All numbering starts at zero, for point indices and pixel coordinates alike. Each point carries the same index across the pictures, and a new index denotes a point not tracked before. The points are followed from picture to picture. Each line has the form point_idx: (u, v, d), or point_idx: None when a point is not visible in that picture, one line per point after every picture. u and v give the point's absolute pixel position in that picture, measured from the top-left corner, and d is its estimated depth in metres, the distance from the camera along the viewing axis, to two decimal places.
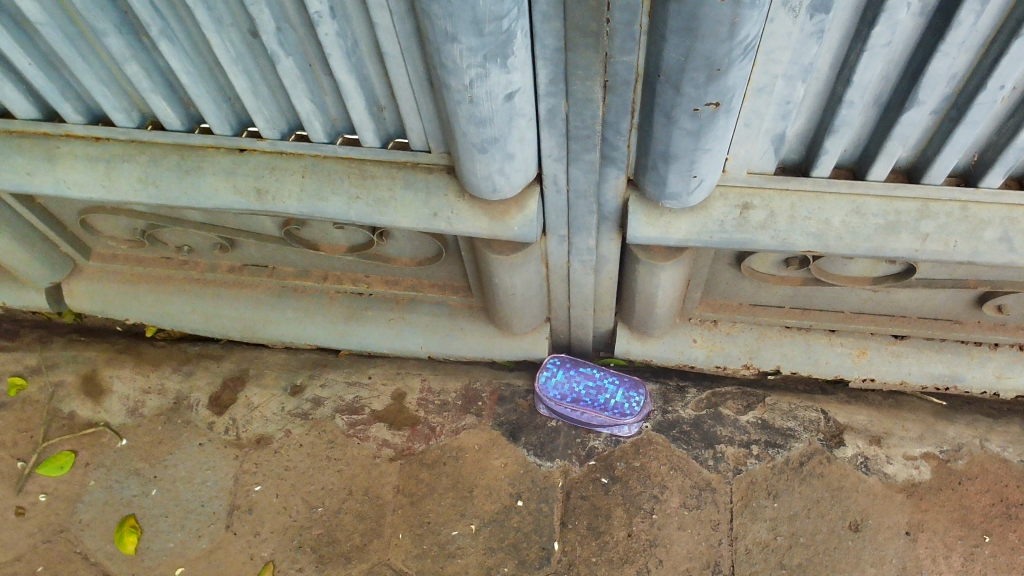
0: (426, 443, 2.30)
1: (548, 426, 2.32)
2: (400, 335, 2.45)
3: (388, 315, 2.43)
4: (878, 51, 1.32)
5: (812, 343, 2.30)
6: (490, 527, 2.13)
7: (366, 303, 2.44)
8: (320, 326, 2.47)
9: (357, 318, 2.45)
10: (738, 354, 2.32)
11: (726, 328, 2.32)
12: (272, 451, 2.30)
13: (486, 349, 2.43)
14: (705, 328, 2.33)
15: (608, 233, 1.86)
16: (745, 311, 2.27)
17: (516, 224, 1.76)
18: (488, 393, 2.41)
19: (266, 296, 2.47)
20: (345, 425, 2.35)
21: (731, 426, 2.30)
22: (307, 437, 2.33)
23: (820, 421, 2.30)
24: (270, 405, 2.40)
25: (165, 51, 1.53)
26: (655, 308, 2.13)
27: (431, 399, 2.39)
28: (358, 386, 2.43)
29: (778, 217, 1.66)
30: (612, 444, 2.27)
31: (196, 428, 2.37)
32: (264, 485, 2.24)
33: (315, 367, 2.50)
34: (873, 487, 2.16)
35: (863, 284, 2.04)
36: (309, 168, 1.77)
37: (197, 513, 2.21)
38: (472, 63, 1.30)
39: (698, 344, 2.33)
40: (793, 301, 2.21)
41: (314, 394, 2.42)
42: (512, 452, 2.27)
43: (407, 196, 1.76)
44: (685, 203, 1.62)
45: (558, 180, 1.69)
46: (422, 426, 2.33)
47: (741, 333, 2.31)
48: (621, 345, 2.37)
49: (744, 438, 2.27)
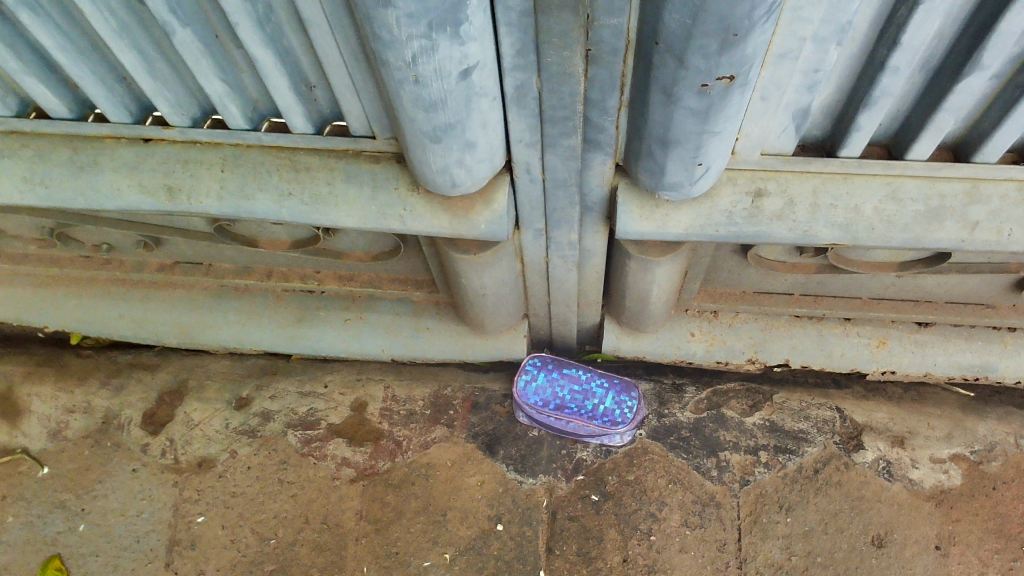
0: (391, 462, 2.03)
1: (529, 436, 2.06)
2: (358, 337, 2.14)
3: (343, 316, 2.12)
4: (938, 4, 1.03)
5: (825, 333, 2.02)
6: (467, 556, 1.88)
7: (318, 301, 2.13)
8: (266, 330, 2.16)
9: (307, 320, 2.13)
10: (741, 348, 2.04)
11: (727, 318, 2.04)
12: (216, 476, 2.03)
13: (457, 352, 2.14)
14: (704, 320, 2.04)
15: (593, 226, 1.57)
16: (750, 300, 1.99)
17: (482, 221, 1.46)
18: (461, 400, 2.13)
19: (203, 296, 2.16)
20: (299, 443, 2.06)
21: (736, 430, 2.03)
22: (255, 457, 2.05)
23: (836, 421, 2.03)
24: (212, 422, 2.10)
25: (29, 24, 1.21)
26: (650, 303, 1.84)
27: (395, 409, 2.11)
28: (313, 397, 2.14)
29: (798, 205, 1.38)
30: (602, 455, 2.01)
31: (128, 451, 2.07)
32: (207, 516, 1.97)
33: (264, 375, 2.21)
34: (897, 495, 1.91)
35: (888, 270, 1.77)
36: (229, 159, 1.45)
37: (132, 551, 1.93)
38: (414, 33, 0.99)
39: (696, 338, 2.05)
40: (804, 287, 1.94)
41: (262, 408, 2.12)
42: (489, 468, 2.01)
43: (350, 191, 1.45)
44: (687, 194, 1.32)
45: (532, 168, 1.39)
46: (387, 440, 2.06)
47: (745, 324, 2.03)
48: (608, 342, 2.08)
49: (751, 443, 2.00)
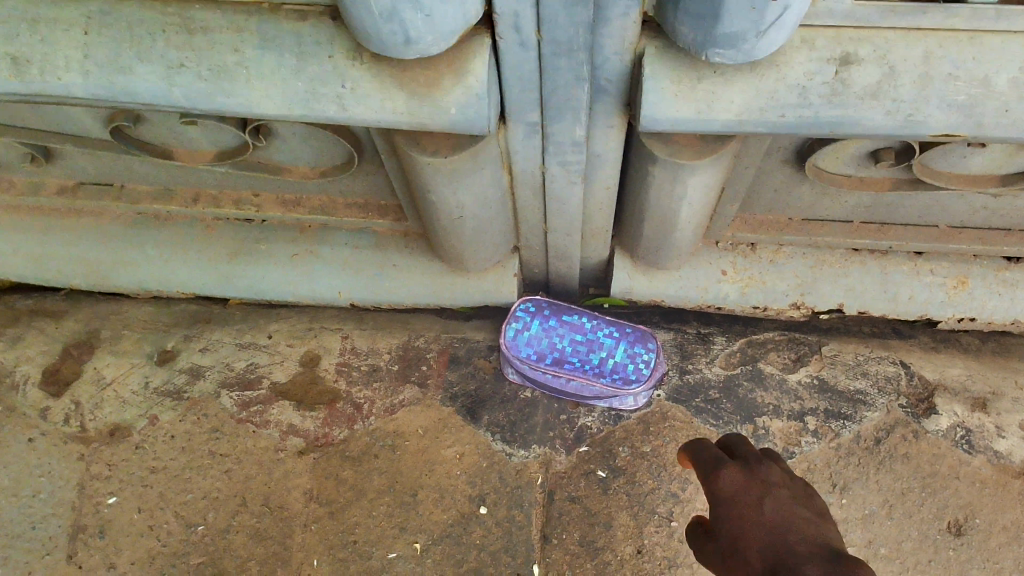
0: (349, 430, 1.63)
1: (521, 398, 1.66)
2: (309, 276, 1.71)
3: (289, 250, 1.70)
4: None
5: (890, 271, 1.63)
6: (442, 546, 1.50)
7: (258, 233, 1.70)
8: (195, 269, 1.74)
9: (245, 256, 1.71)
10: (785, 290, 1.64)
11: (768, 253, 1.64)
12: (131, 447, 1.63)
13: (432, 296, 1.71)
14: (738, 255, 1.64)
15: (607, 118, 1.16)
16: (798, 229, 1.59)
17: (452, 104, 1.04)
18: (436, 354, 1.71)
19: (115, 226, 1.74)
20: (235, 407, 1.66)
21: (778, 391, 1.63)
22: (180, 425, 1.65)
23: (902, 380, 1.63)
24: (128, 381, 1.70)
25: None
26: (675, 230, 1.42)
27: (354, 365, 1.70)
28: (253, 350, 1.73)
29: (901, 76, 0.97)
30: (610, 422, 1.62)
31: (23, 418, 1.67)
32: (119, 497, 1.58)
33: (194, 325, 1.78)
34: (979, 471, 1.53)
35: (984, 187, 1.36)
36: (93, 16, 1.02)
37: (24, 540, 1.54)
38: None
39: (728, 277, 1.64)
40: (868, 213, 1.54)
41: (190, 363, 1.71)
42: (470, 437, 1.61)
43: (266, 61, 1.02)
44: (748, 53, 0.91)
45: (522, 22, 0.98)
46: (344, 404, 1.66)
47: (790, 261, 1.63)
48: (619, 282, 1.67)
49: (797, 407, 1.61)
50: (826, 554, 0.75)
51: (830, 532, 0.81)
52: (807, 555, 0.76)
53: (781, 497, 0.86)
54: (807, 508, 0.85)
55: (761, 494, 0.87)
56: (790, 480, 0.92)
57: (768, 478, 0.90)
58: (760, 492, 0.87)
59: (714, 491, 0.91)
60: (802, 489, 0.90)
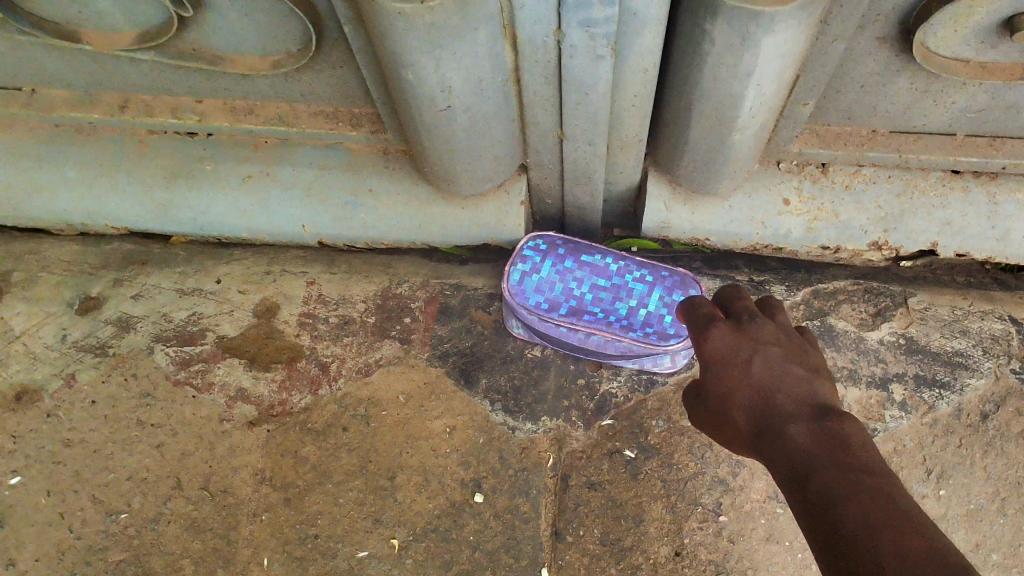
0: (312, 396, 1.31)
1: (527, 359, 1.32)
2: (265, 204, 1.36)
3: (240, 171, 1.35)
4: None
5: (1002, 201, 1.27)
6: (425, 543, 1.20)
7: (203, 149, 1.35)
8: (125, 196, 1.39)
9: (186, 178, 1.37)
10: (863, 226, 1.30)
11: (843, 178, 1.28)
12: (41, 415, 1.31)
13: (416, 233, 1.38)
14: (806, 179, 1.29)
15: None
16: (887, 142, 1.22)
17: None
18: (423, 303, 1.37)
19: (26, 142, 1.39)
20: (172, 366, 1.34)
21: (854, 352, 1.29)
22: (103, 388, 1.33)
23: (1010, 339, 1.30)
24: (42, 333, 1.37)
25: None
26: (735, 133, 1.06)
27: (321, 316, 1.36)
28: (197, 297, 1.39)
29: None
30: (640, 389, 1.28)
31: None
32: (25, 476, 1.28)
33: (127, 267, 1.43)
34: None
35: None
36: None
37: None
38: None
39: (791, 209, 1.29)
40: (983, 121, 1.17)
41: (118, 313, 1.38)
42: (464, 407, 1.29)
43: None
44: None
45: None
46: (307, 364, 1.33)
47: (871, 188, 1.28)
48: (652, 214, 1.32)
49: (878, 373, 1.27)
50: (813, 412, 0.71)
51: (825, 389, 0.75)
52: (797, 419, 0.71)
53: (771, 352, 0.78)
54: (800, 364, 0.77)
55: (750, 354, 0.77)
56: (787, 330, 0.82)
57: (762, 337, 0.79)
58: (752, 354, 0.77)
59: (701, 354, 0.80)
60: (798, 339, 0.81)
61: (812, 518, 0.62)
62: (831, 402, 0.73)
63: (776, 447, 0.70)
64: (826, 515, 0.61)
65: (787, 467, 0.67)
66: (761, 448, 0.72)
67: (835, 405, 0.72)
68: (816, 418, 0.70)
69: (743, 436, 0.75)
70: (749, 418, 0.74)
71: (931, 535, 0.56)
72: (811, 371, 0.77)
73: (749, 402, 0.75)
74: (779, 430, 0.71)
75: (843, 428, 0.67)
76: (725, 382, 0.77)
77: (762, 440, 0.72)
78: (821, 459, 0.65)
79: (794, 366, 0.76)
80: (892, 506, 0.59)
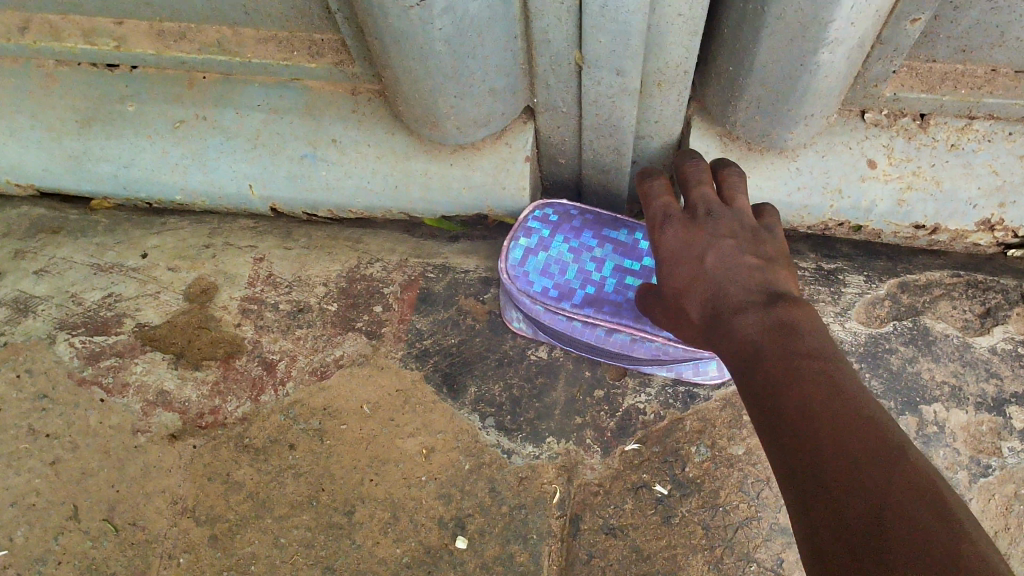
0: (251, 403, 1.01)
1: (530, 362, 1.02)
2: (201, 157, 1.09)
3: (171, 114, 1.08)
4: None
5: None
6: None
7: (123, 86, 1.09)
8: (30, 144, 1.13)
9: (103, 121, 1.10)
10: (970, 198, 0.99)
11: (948, 136, 0.98)
12: None
13: (392, 199, 1.09)
14: (898, 135, 0.98)
15: None
16: (1011, 87, 0.92)
17: None
18: (400, 288, 1.08)
19: None
20: (77, 361, 1.05)
21: (958, 363, 0.99)
22: None
23: None
24: None
25: None
26: (821, 48, 0.76)
27: (269, 302, 1.07)
28: (115, 274, 1.10)
29: None
30: (677, 404, 0.99)
31: None
32: None
33: (33, 235, 1.15)
34: None
35: None
36: None
37: None
38: None
39: (877, 174, 1.00)
40: None
41: (17, 293, 1.10)
42: (447, 422, 0.99)
43: None
44: None
45: None
46: (249, 362, 1.04)
47: (984, 150, 0.98)
48: None
49: (990, 392, 0.97)
50: (762, 300, 0.70)
51: (778, 279, 0.74)
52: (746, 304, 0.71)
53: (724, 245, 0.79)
54: (753, 254, 0.77)
55: (702, 248, 0.78)
56: (740, 216, 0.82)
57: (714, 232, 0.80)
58: (704, 249, 0.78)
59: (656, 250, 0.83)
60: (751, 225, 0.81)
61: (756, 398, 0.62)
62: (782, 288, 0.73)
63: (725, 334, 0.70)
64: (802, 453, 0.54)
65: (733, 351, 0.68)
66: (716, 338, 0.72)
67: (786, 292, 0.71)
68: (780, 331, 0.65)
69: (698, 330, 0.76)
70: (701, 309, 0.75)
71: (904, 475, 0.49)
72: (764, 260, 0.76)
73: (703, 296, 0.76)
74: (731, 322, 0.70)
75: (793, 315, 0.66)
76: (678, 276, 0.79)
77: (716, 332, 0.72)
78: (771, 350, 0.64)
79: (745, 257, 0.76)
80: (881, 461, 0.50)
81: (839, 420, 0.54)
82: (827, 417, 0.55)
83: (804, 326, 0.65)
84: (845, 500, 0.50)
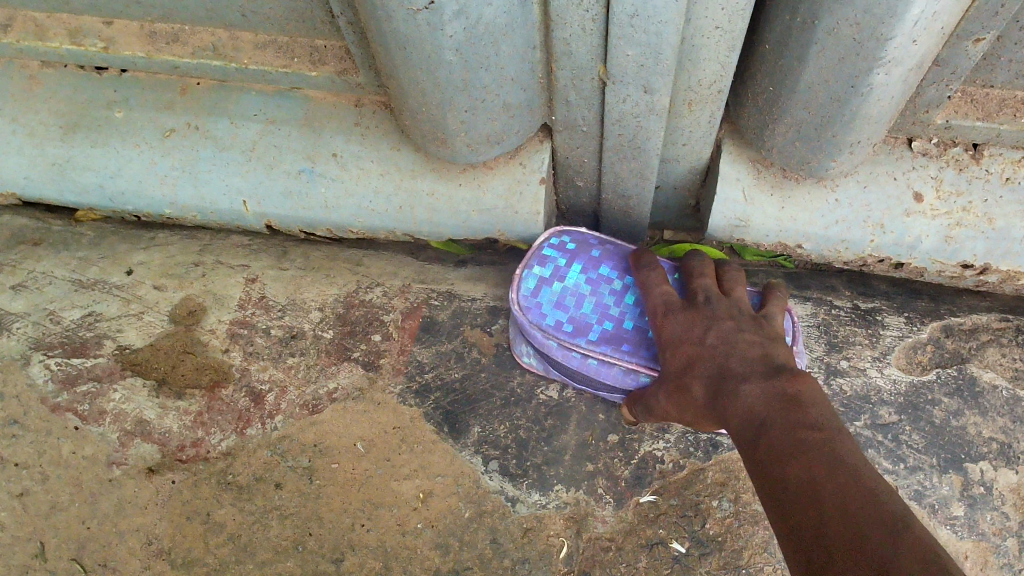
0: (237, 437, 0.93)
1: (539, 402, 0.94)
2: (192, 168, 1.02)
3: (161, 122, 1.02)
4: None
5: None
6: None
7: (112, 91, 1.03)
8: (10, 151, 1.06)
9: (88, 128, 1.04)
10: None
11: (1005, 168, 0.90)
12: None
13: (395, 219, 1.02)
14: (948, 165, 0.91)
15: None
16: None
17: None
18: (402, 316, 1.00)
19: None
20: (51, 385, 0.97)
21: (1008, 417, 0.90)
22: None
23: None
24: None
25: None
26: (876, 68, 0.69)
27: (260, 327, 1.00)
28: (97, 292, 1.03)
29: None
30: (698, 453, 0.90)
31: None
32: None
33: (13, 248, 1.08)
34: None
35: None
36: None
37: None
38: None
39: (925, 208, 0.91)
40: None
41: None
42: (448, 465, 0.91)
43: None
44: None
45: None
46: (236, 391, 0.96)
47: None
48: (724, 204, 0.95)
49: None
50: (764, 374, 0.68)
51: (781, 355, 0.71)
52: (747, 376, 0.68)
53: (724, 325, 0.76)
54: (754, 331, 0.75)
55: (704, 327, 0.76)
56: (740, 301, 0.80)
57: (715, 311, 0.78)
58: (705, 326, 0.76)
59: (659, 337, 0.80)
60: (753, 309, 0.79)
61: (762, 472, 0.59)
62: (784, 362, 0.70)
63: (728, 406, 0.67)
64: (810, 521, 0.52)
65: (738, 425, 0.65)
66: (720, 413, 0.68)
67: (790, 366, 0.69)
68: (785, 401, 0.63)
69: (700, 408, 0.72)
70: (704, 389, 0.72)
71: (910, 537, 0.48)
72: (764, 337, 0.74)
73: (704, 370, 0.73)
74: (733, 391, 0.68)
75: (796, 386, 0.64)
76: (679, 356, 0.76)
77: (717, 405, 0.69)
78: (774, 421, 0.61)
79: (746, 334, 0.74)
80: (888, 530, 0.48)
81: (844, 485, 0.53)
82: (832, 482, 0.53)
83: (808, 397, 0.63)
84: (849, 565, 0.48)
